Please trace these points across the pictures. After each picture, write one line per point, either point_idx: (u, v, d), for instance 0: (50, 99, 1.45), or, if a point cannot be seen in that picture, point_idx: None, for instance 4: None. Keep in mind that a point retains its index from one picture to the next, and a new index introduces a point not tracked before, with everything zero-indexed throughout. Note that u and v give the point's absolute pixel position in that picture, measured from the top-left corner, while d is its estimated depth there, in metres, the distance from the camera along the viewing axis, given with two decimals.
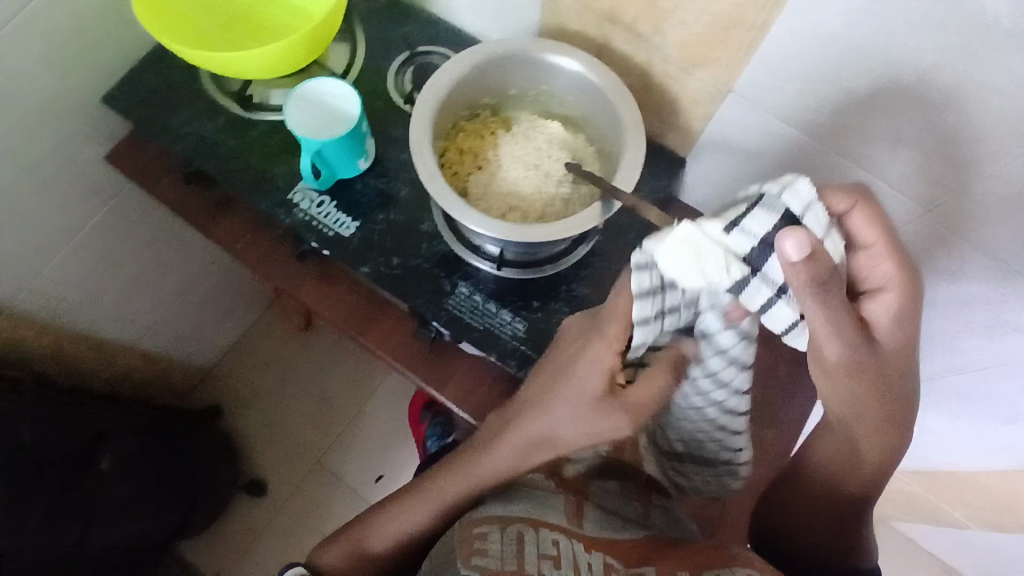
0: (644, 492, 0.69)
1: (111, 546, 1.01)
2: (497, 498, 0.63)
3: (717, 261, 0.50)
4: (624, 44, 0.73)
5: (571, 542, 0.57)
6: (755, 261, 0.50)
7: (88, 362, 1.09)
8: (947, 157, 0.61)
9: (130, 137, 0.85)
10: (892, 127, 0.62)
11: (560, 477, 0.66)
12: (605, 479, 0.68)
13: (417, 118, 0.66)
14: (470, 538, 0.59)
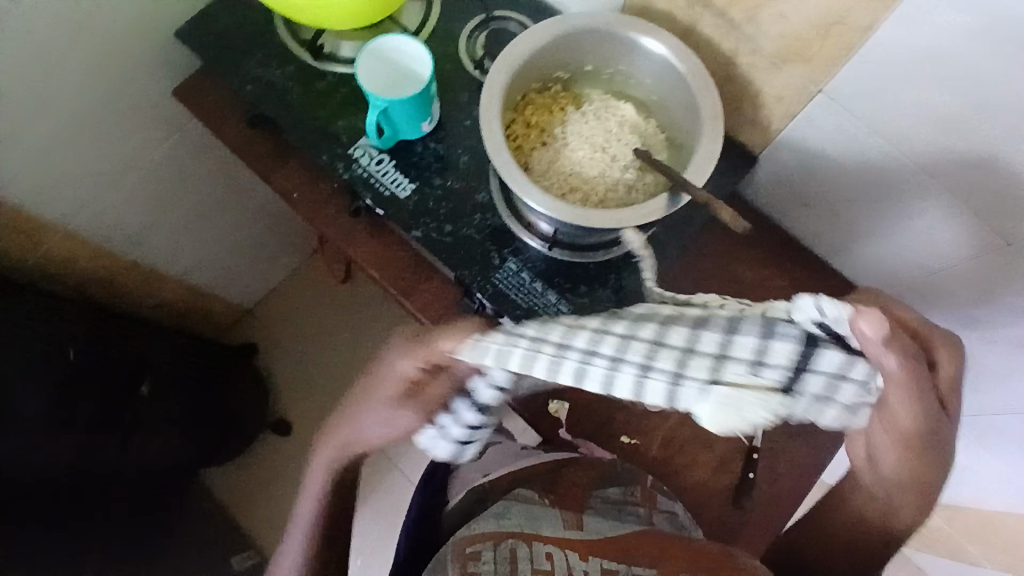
0: (649, 491, 0.75)
1: (144, 465, 1.05)
2: (486, 518, 0.68)
3: (764, 409, 0.41)
4: (712, 29, 0.69)
5: (564, 553, 0.62)
6: (800, 390, 0.41)
7: (137, 288, 1.13)
8: (990, 179, 0.60)
9: (200, 73, 0.85)
10: (936, 145, 0.61)
11: (557, 493, 0.73)
12: (607, 486, 0.75)
13: (490, 85, 0.64)
14: (466, 556, 0.63)
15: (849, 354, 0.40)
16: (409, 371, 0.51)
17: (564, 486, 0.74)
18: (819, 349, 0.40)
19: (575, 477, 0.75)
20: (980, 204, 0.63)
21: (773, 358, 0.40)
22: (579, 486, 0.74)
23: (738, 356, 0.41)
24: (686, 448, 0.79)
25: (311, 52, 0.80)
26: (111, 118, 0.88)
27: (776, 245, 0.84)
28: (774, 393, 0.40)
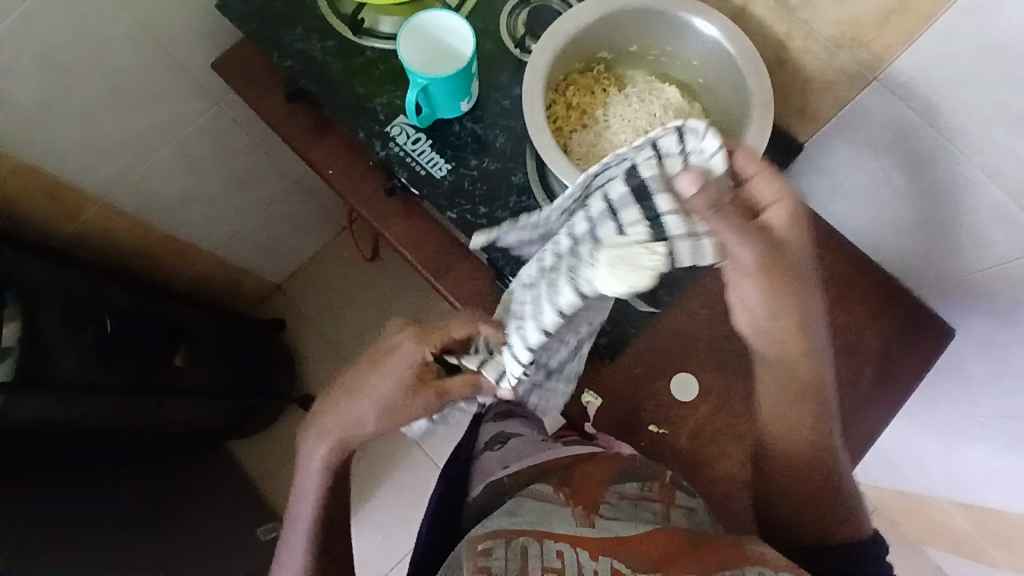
0: (666, 487, 0.72)
1: (176, 432, 1.07)
2: (499, 518, 0.64)
3: (638, 254, 0.47)
4: (765, 11, 0.67)
5: (579, 551, 0.56)
6: (656, 228, 0.46)
7: (171, 261, 1.14)
8: (911, 142, 0.66)
9: (239, 47, 0.85)
10: (880, 121, 0.66)
11: (574, 487, 0.69)
12: (623, 480, 0.71)
13: (533, 64, 0.63)
14: (476, 555, 0.58)
15: (677, 189, 0.46)
16: (422, 358, 0.57)
17: (579, 478, 0.71)
18: (654, 195, 0.46)
19: (594, 470, 0.71)
20: (913, 165, 0.68)
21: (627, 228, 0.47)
22: (596, 480, 0.70)
23: (607, 235, 0.48)
24: (714, 440, 0.78)
25: (351, 26, 0.79)
26: (150, 90, 0.89)
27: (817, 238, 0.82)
28: (639, 241, 0.47)
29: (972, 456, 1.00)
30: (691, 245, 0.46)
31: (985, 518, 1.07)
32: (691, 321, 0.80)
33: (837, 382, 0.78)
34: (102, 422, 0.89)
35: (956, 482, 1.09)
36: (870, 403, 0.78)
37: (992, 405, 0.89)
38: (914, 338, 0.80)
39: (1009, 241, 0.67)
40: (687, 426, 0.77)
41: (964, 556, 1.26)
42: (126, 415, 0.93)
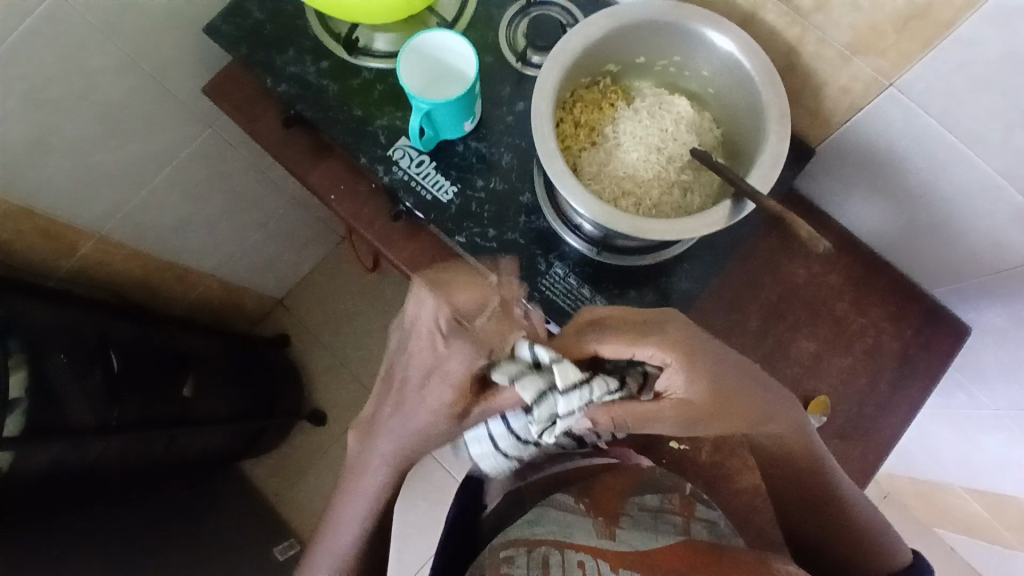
0: (686, 500, 0.71)
1: (188, 459, 1.06)
2: (522, 523, 0.66)
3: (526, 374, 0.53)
4: (776, 17, 0.64)
5: (598, 562, 0.59)
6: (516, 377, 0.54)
7: (169, 287, 1.12)
8: (936, 147, 0.64)
9: (229, 69, 0.82)
10: (906, 124, 0.64)
11: (592, 497, 0.69)
12: (643, 492, 0.70)
13: (541, 84, 0.61)
14: (498, 562, 0.62)
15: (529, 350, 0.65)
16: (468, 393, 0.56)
17: (599, 490, 0.69)
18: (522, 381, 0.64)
19: (613, 482, 0.71)
20: (935, 170, 0.66)
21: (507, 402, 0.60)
22: (616, 492, 0.70)
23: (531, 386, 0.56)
24: (737, 452, 0.77)
25: (345, 46, 0.76)
26: (141, 119, 0.86)
27: (830, 241, 0.80)
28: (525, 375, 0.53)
29: (987, 447, 0.99)
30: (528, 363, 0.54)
31: (999, 504, 1.07)
32: None
33: (855, 386, 0.78)
34: (112, 458, 0.88)
35: (970, 471, 1.08)
36: (891, 407, 0.78)
37: (1008, 399, 0.88)
38: (932, 338, 0.79)
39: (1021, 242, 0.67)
40: (709, 440, 0.77)
41: (976, 539, 1.26)
42: (137, 448, 0.92)
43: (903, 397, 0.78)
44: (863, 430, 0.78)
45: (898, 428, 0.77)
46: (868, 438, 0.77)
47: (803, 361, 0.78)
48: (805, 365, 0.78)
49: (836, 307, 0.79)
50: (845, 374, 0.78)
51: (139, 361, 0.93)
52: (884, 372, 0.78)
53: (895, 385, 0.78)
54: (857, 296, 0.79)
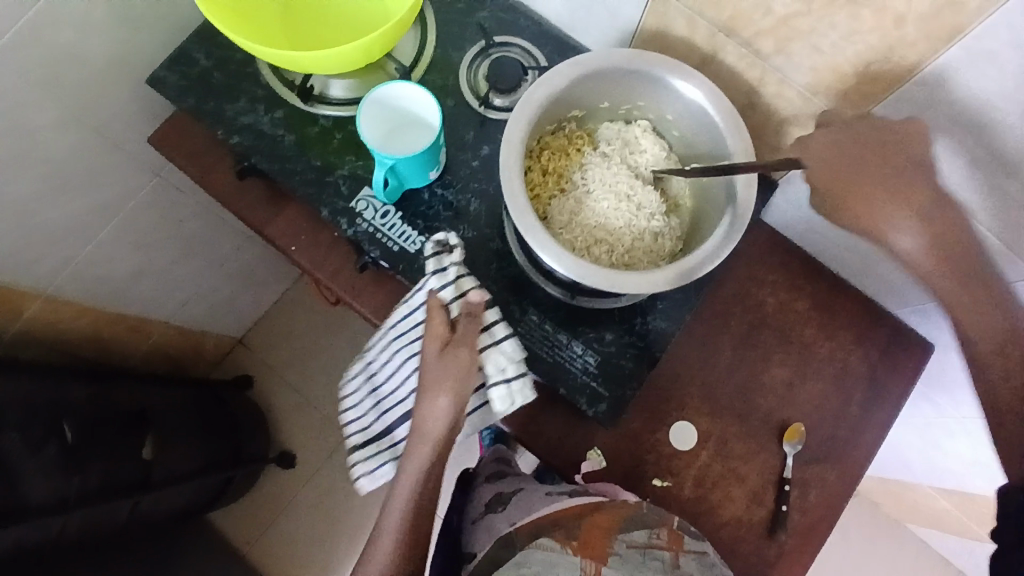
0: (676, 532, 0.69)
1: (154, 519, 1.01)
2: (511, 561, 0.69)
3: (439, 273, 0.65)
4: (736, 59, 0.64)
5: None
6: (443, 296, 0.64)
7: (123, 338, 1.06)
8: None
9: (175, 118, 0.78)
10: None
11: (579, 539, 0.68)
12: (631, 528, 0.68)
13: (507, 138, 0.60)
14: None
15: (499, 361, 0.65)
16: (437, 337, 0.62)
17: (585, 530, 0.69)
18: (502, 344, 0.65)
19: (600, 519, 0.69)
20: None
21: (494, 340, 0.64)
22: (603, 530, 0.68)
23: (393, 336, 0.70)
24: (718, 484, 0.78)
25: (300, 94, 0.73)
26: (85, 173, 0.81)
27: (796, 268, 0.81)
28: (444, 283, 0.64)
29: (954, 452, 1.02)
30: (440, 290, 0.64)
31: (960, 501, 1.12)
32: (684, 365, 0.79)
33: (826, 409, 0.80)
34: (74, 532, 0.84)
35: (937, 473, 1.12)
36: (862, 429, 0.79)
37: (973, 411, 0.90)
38: (897, 358, 0.81)
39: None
40: (691, 473, 0.77)
41: (943, 532, 1.29)
42: (100, 521, 0.87)
43: (874, 417, 0.79)
44: (837, 453, 0.79)
45: (871, 446, 0.79)
46: (843, 459, 0.79)
47: (776, 389, 0.80)
48: (778, 393, 0.80)
49: (805, 333, 0.81)
50: (817, 398, 0.80)
51: (96, 429, 0.88)
52: (853, 394, 0.80)
53: (867, 405, 0.80)
54: (824, 321, 0.81)
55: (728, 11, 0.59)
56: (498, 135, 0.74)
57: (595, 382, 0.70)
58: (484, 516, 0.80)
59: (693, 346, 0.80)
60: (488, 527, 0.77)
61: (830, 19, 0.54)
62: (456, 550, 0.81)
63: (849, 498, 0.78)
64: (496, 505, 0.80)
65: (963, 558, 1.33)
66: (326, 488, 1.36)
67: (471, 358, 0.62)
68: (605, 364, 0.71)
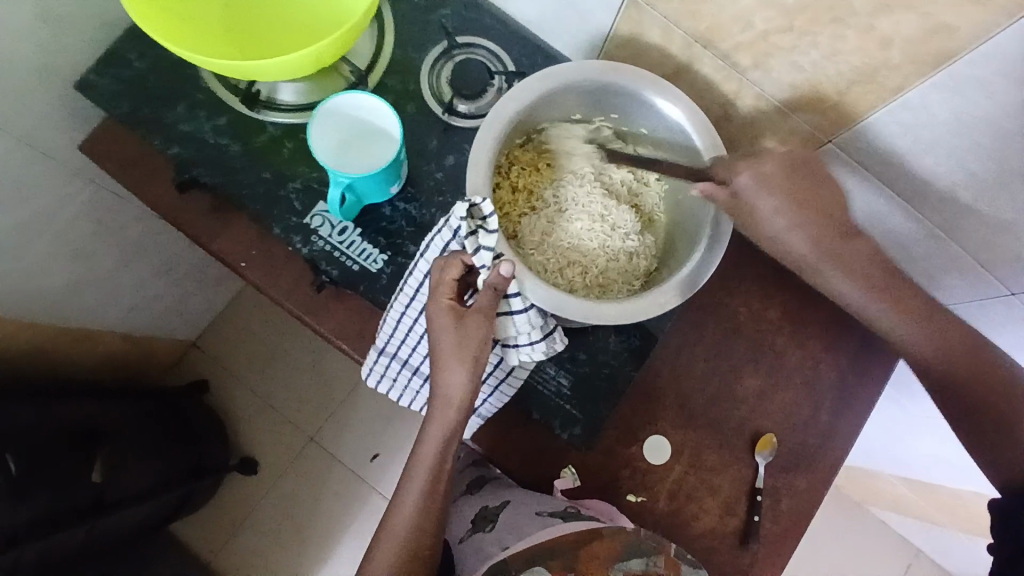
0: (672, 558, 0.68)
1: (114, 538, 0.96)
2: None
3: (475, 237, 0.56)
4: (712, 70, 0.61)
5: None
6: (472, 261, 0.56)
7: (70, 353, 0.99)
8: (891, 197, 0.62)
9: (106, 124, 0.71)
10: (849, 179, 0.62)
11: (577, 570, 0.67)
12: (629, 556, 0.68)
13: (474, 160, 0.57)
14: None
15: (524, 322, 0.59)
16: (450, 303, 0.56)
17: (584, 561, 0.67)
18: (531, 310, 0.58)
19: (599, 548, 0.67)
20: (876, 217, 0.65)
21: (512, 311, 0.58)
22: (602, 560, 0.67)
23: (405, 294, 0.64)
24: (692, 496, 0.76)
25: (245, 99, 0.68)
26: (8, 183, 0.74)
27: (768, 276, 0.80)
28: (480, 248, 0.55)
29: (915, 445, 1.05)
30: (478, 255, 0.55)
31: (920, 488, 1.14)
32: (657, 378, 0.78)
33: (799, 418, 0.79)
34: (30, 567, 0.78)
35: (899, 462, 1.14)
36: (834, 436, 0.79)
37: (935, 409, 0.92)
38: (867, 364, 0.80)
39: (975, 281, 0.65)
40: (666, 487, 0.75)
41: (904, 516, 1.31)
42: (50, 552, 0.82)
43: (845, 424, 0.79)
44: (809, 461, 0.78)
45: (843, 453, 0.79)
46: (814, 467, 0.78)
47: (748, 400, 0.78)
48: (751, 403, 0.78)
49: (776, 341, 0.79)
50: (789, 406, 0.79)
51: (48, 451, 0.81)
52: (823, 402, 0.79)
53: (838, 412, 0.79)
54: (795, 329, 0.80)
55: (705, 22, 0.56)
56: (463, 144, 0.70)
57: (569, 405, 0.72)
58: (470, 536, 0.76)
59: (667, 358, 0.78)
60: (478, 549, 0.73)
61: (811, 36, 0.51)
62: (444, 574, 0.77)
63: (821, 505, 0.78)
64: (483, 523, 0.75)
65: (922, 538, 1.36)
66: (292, 493, 1.32)
67: (437, 388, 0.59)
68: (578, 385, 0.72)
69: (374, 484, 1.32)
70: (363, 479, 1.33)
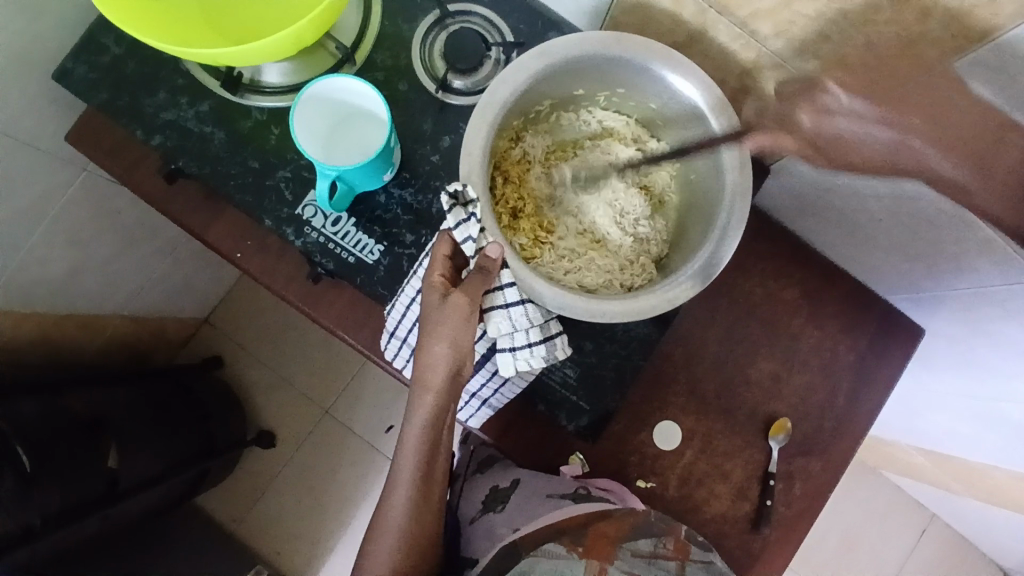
0: (682, 541, 0.68)
1: (132, 520, 0.98)
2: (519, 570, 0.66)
3: (465, 224, 0.52)
4: (728, 38, 0.55)
5: None
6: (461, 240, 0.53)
7: (75, 338, 0.99)
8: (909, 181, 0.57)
9: (88, 113, 0.69)
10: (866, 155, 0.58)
11: (585, 545, 0.68)
12: (638, 537, 0.68)
13: (467, 149, 0.53)
14: None
15: (518, 320, 0.55)
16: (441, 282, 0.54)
17: (591, 538, 0.68)
18: (527, 304, 0.55)
19: (607, 528, 0.68)
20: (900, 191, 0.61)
21: (505, 304, 0.55)
22: (609, 539, 0.68)
23: (407, 290, 0.61)
24: (702, 482, 0.75)
25: (226, 84, 0.64)
26: None
27: (785, 254, 0.76)
28: (470, 231, 0.52)
29: (935, 420, 1.01)
30: (466, 236, 0.53)
31: (937, 459, 1.11)
32: (667, 363, 0.75)
33: (815, 401, 0.76)
34: (43, 557, 0.81)
35: (916, 434, 1.10)
36: (850, 418, 0.76)
37: (958, 386, 0.87)
38: (886, 345, 0.76)
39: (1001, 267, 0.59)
40: (675, 474, 0.74)
41: (920, 483, 1.29)
42: (70, 539, 0.84)
43: (862, 408, 0.76)
44: (822, 444, 0.76)
45: (859, 435, 0.76)
46: (828, 451, 0.76)
47: (763, 383, 0.76)
48: (764, 387, 0.76)
49: (793, 322, 0.76)
50: (804, 389, 0.76)
51: (52, 447, 0.82)
52: (838, 384, 0.76)
53: (854, 395, 0.76)
54: (812, 310, 0.76)
55: None
56: (460, 124, 0.66)
57: (575, 396, 0.69)
58: (480, 518, 0.75)
59: (678, 342, 0.75)
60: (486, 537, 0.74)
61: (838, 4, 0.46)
62: (454, 553, 0.77)
63: (835, 487, 0.76)
64: (493, 504, 0.74)
65: (937, 504, 1.34)
66: (307, 465, 1.34)
67: None
68: (585, 376, 0.69)
69: (388, 454, 1.33)
70: (377, 450, 1.34)
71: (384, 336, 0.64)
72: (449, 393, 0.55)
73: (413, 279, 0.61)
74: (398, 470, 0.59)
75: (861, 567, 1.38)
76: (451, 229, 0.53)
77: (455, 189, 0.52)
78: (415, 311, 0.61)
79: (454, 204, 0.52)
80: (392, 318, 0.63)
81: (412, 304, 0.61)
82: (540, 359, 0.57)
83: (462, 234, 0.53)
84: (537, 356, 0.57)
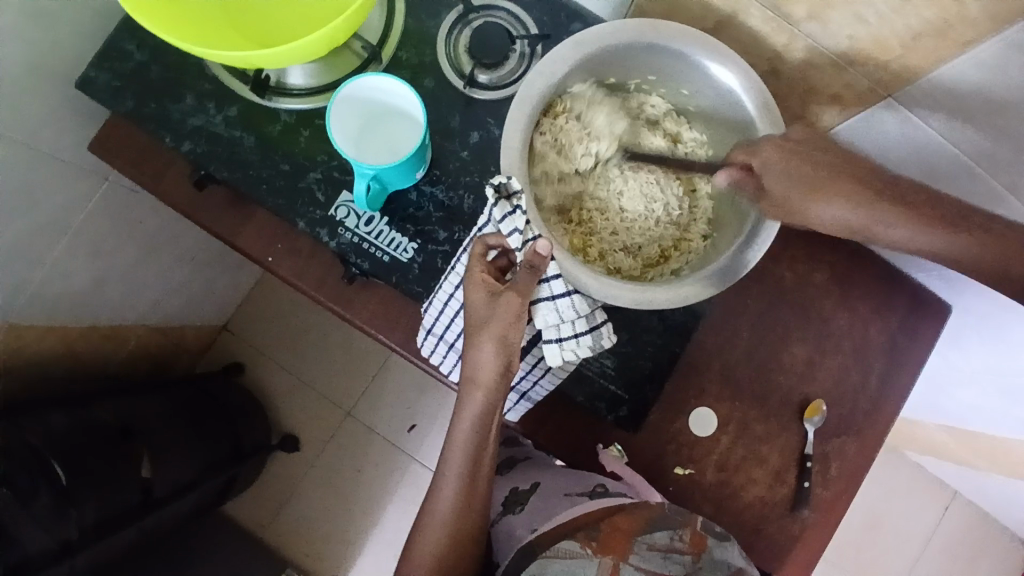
0: (699, 534, 0.63)
1: (167, 529, 0.98)
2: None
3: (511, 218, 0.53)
4: (760, 22, 0.55)
5: None
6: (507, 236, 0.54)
7: (99, 349, 0.99)
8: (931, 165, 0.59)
9: (113, 123, 0.69)
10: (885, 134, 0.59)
11: (600, 540, 0.61)
12: (653, 530, 0.62)
13: (508, 143, 0.53)
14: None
15: (564, 312, 0.56)
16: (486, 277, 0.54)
17: (606, 532, 0.62)
18: (574, 294, 0.55)
19: (621, 521, 0.63)
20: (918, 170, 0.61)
21: (551, 296, 0.55)
22: (623, 533, 0.62)
23: (447, 286, 0.61)
24: (740, 467, 0.75)
25: (254, 88, 0.64)
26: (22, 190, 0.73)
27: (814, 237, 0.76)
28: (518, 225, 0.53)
29: (961, 397, 1.01)
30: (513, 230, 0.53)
31: (962, 437, 1.11)
32: (700, 350, 0.75)
33: (849, 382, 0.76)
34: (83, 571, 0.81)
35: (942, 412, 1.10)
36: (883, 398, 0.76)
37: (987, 361, 0.87)
38: (917, 324, 0.77)
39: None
40: (712, 460, 0.74)
41: (943, 461, 1.29)
42: (109, 551, 0.85)
43: (897, 387, 0.76)
44: (858, 425, 0.76)
45: (895, 413, 0.76)
46: (864, 431, 0.76)
47: (796, 367, 0.76)
48: (797, 370, 0.76)
49: (824, 305, 0.76)
50: (837, 370, 0.76)
51: (87, 460, 0.83)
52: (872, 364, 0.76)
53: (888, 374, 0.76)
54: (843, 291, 0.76)
55: None
56: (487, 119, 0.66)
57: (614, 386, 0.71)
58: (501, 520, 0.73)
59: (710, 329, 0.75)
60: None
61: None
62: None
63: (870, 468, 0.76)
64: (513, 506, 0.73)
65: (959, 480, 1.34)
66: (331, 467, 1.34)
67: (470, 373, 0.55)
68: (623, 365, 0.71)
69: (412, 453, 1.33)
70: (400, 450, 1.34)
71: (422, 335, 0.64)
72: (492, 385, 0.55)
73: (452, 273, 0.61)
74: (443, 465, 0.59)
75: (884, 546, 1.38)
76: (498, 224, 0.54)
77: (499, 182, 0.53)
78: (457, 307, 0.61)
79: (499, 199, 0.54)
80: (431, 315, 0.63)
81: (453, 300, 0.61)
82: (586, 347, 0.58)
83: (508, 228, 0.53)
84: (582, 344, 0.57)
